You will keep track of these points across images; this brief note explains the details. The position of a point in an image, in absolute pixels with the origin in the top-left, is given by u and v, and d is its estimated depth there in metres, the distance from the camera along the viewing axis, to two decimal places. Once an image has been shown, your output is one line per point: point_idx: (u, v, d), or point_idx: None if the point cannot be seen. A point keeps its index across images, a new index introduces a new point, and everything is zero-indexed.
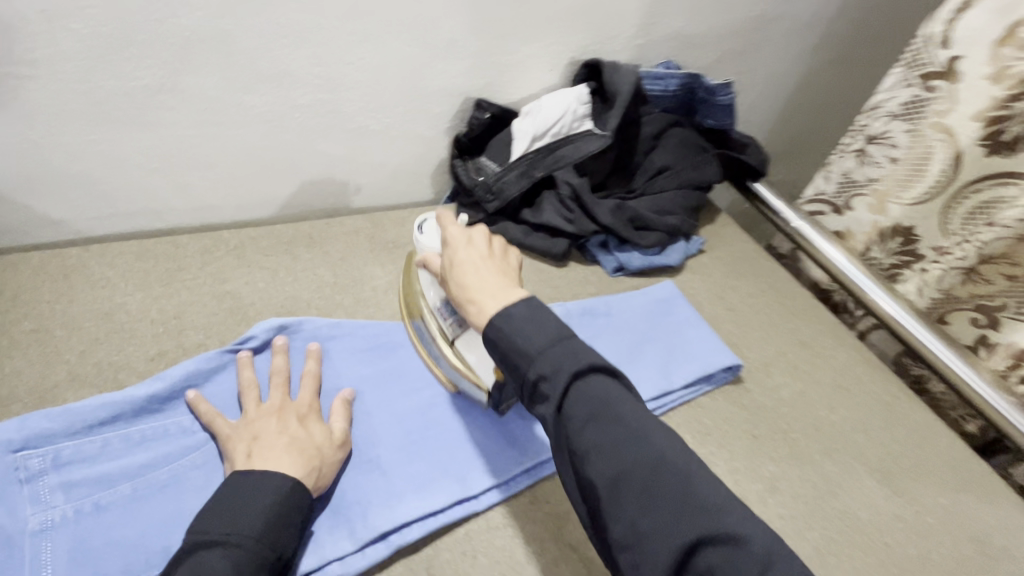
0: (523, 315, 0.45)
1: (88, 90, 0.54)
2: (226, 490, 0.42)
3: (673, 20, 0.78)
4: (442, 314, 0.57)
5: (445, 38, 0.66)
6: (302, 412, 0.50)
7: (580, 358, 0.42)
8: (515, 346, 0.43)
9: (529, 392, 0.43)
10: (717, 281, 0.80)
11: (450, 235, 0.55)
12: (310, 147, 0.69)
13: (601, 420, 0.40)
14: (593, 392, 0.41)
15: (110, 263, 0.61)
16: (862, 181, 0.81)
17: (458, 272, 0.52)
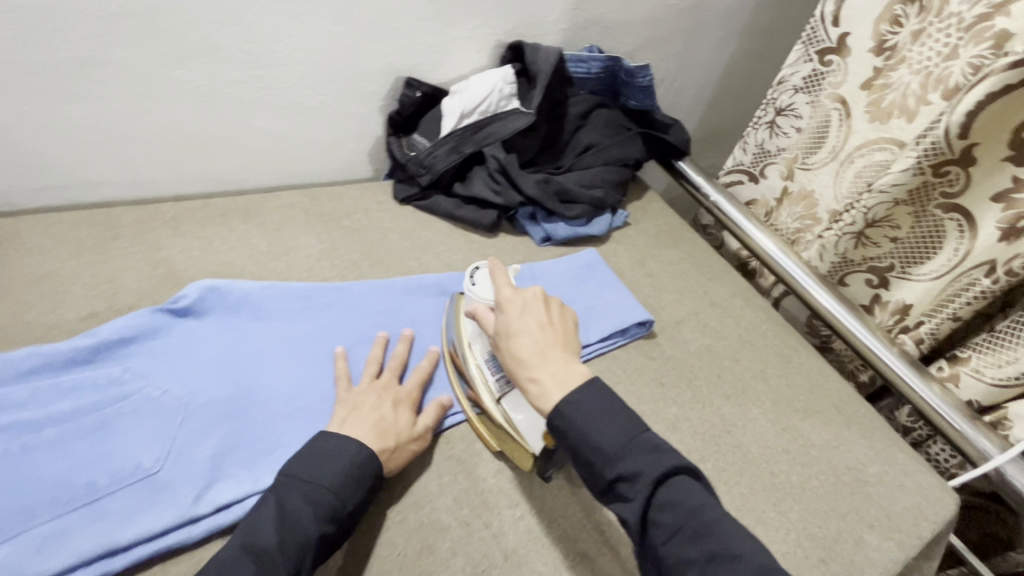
0: (593, 408, 0.48)
1: (16, 61, 0.56)
2: (321, 445, 0.49)
3: (596, 7, 0.84)
4: (490, 367, 0.58)
5: (373, 18, 0.69)
6: (409, 395, 0.56)
7: (660, 463, 0.45)
8: (591, 445, 0.47)
9: (607, 491, 0.46)
10: (639, 250, 0.86)
11: (505, 300, 0.57)
12: (245, 123, 0.71)
13: (687, 529, 0.43)
14: (675, 496, 0.44)
15: (44, 231, 0.63)
16: (773, 151, 0.88)
17: (515, 341, 0.54)
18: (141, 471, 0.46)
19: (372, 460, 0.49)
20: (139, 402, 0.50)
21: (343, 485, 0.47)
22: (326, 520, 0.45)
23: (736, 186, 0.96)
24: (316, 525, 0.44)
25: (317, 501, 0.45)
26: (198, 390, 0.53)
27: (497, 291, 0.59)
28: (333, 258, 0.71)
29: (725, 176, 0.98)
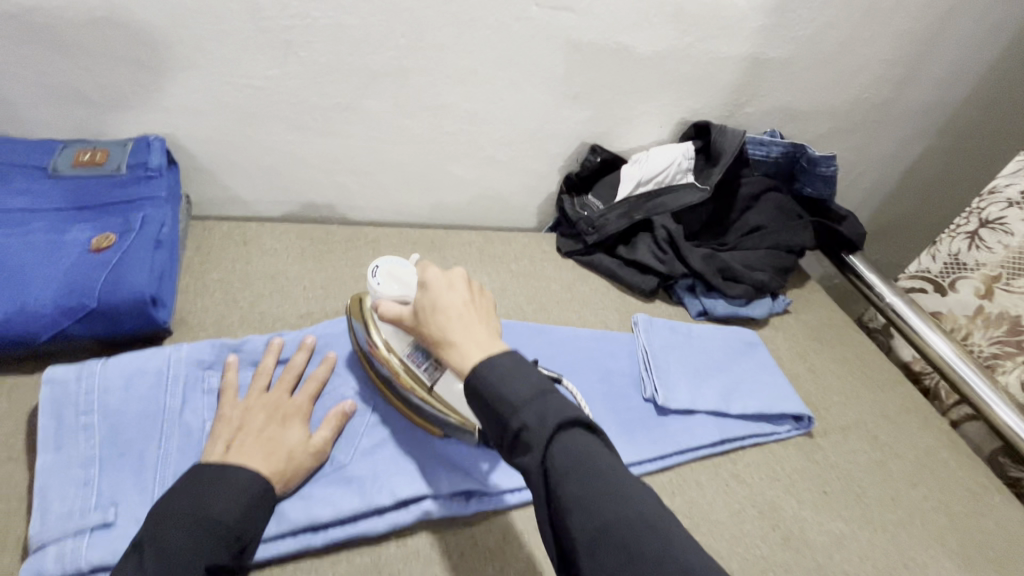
0: (514, 362, 0.44)
1: (297, 102, 0.68)
2: (198, 477, 0.44)
3: (785, 94, 0.84)
4: (412, 358, 0.54)
5: (574, 91, 0.76)
6: (300, 410, 0.53)
7: (564, 409, 0.41)
8: (496, 397, 0.42)
9: (510, 443, 0.41)
10: (800, 341, 0.82)
11: (426, 277, 0.51)
12: (446, 169, 0.80)
13: (583, 473, 0.38)
14: (574, 446, 0.39)
15: (278, 237, 0.75)
16: (970, 264, 0.81)
17: (440, 317, 0.49)
18: (337, 464, 0.53)
19: (264, 482, 0.46)
20: (337, 400, 0.57)
21: (244, 506, 0.44)
22: (223, 548, 0.41)
23: (920, 293, 0.88)
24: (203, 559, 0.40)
25: (198, 533, 0.41)
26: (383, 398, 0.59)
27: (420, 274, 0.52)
28: (499, 298, 0.77)
29: (905, 282, 0.90)
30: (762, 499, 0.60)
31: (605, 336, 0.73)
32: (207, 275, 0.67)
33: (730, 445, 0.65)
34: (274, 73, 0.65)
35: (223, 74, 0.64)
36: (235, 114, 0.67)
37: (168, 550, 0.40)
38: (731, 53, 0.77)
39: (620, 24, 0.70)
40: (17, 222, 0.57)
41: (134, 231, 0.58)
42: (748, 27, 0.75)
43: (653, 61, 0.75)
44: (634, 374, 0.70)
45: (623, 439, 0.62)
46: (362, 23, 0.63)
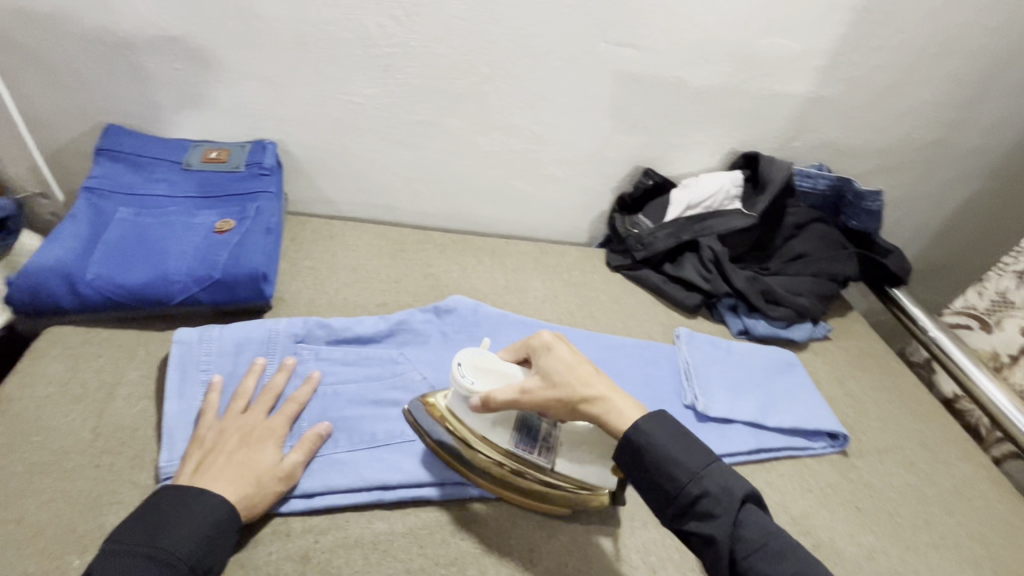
0: (677, 431, 0.49)
1: (387, 117, 0.78)
2: (162, 507, 0.45)
3: (834, 130, 0.89)
4: (521, 449, 0.54)
5: (633, 119, 0.83)
6: (278, 432, 0.53)
7: (740, 484, 0.46)
8: (671, 465, 0.47)
9: (684, 507, 0.46)
10: (840, 367, 0.84)
11: (543, 341, 0.54)
12: (510, 183, 0.88)
13: (768, 545, 0.44)
14: (755, 519, 0.45)
15: (359, 235, 0.84)
16: (1018, 304, 0.82)
17: (584, 376, 0.51)
18: (405, 435, 0.58)
19: (231, 510, 0.46)
20: (408, 379, 0.64)
21: (207, 536, 0.44)
22: None
23: (963, 329, 0.90)
24: None
25: (153, 567, 0.42)
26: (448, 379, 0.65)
27: (535, 336, 0.54)
28: (553, 303, 0.83)
29: (950, 316, 0.92)
30: (794, 506, 0.64)
31: (648, 345, 0.78)
32: (299, 263, 0.77)
33: (765, 456, 0.68)
34: (372, 92, 0.75)
35: (329, 91, 0.74)
36: (334, 125, 0.78)
37: None
38: (782, 90, 0.83)
39: (678, 60, 0.77)
40: (156, 206, 0.69)
41: (250, 218, 0.69)
42: (800, 67, 0.80)
43: (707, 95, 0.82)
44: (675, 381, 0.74)
45: None
46: (451, 52, 0.73)
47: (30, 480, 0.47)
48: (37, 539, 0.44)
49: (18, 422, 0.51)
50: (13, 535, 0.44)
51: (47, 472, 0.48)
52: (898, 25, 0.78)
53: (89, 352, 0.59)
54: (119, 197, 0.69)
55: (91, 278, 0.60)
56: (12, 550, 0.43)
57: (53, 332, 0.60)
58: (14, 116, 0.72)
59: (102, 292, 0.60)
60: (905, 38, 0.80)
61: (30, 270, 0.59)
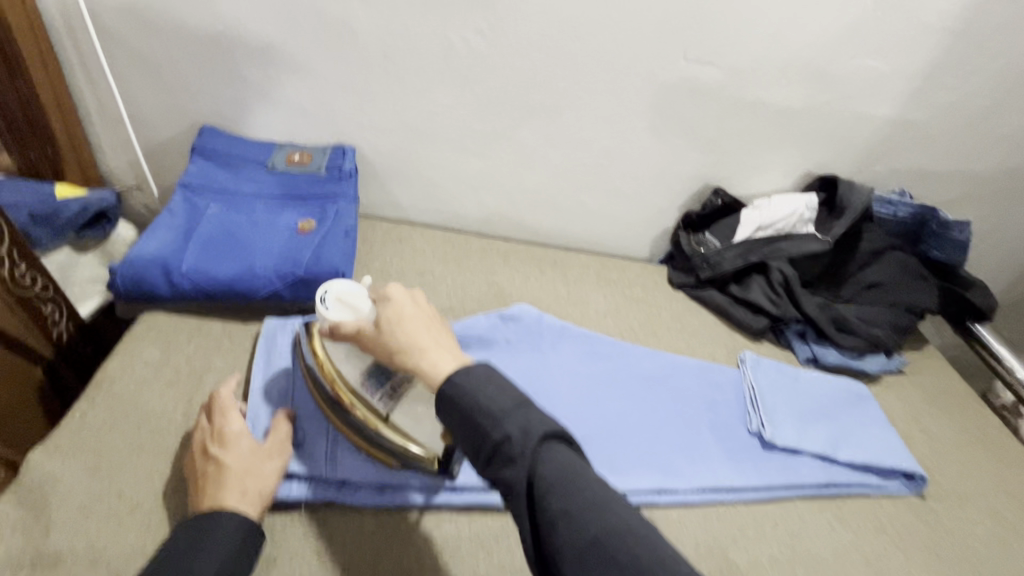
0: (489, 376, 0.44)
1: (462, 127, 0.79)
2: (180, 537, 0.43)
3: (918, 156, 0.85)
4: (366, 389, 0.52)
5: (705, 137, 0.82)
6: (233, 428, 0.51)
7: (544, 424, 0.41)
8: (477, 409, 0.42)
9: (489, 452, 0.41)
10: (916, 403, 0.80)
11: (388, 290, 0.51)
12: (575, 196, 0.88)
13: (568, 484, 0.38)
14: (559, 456, 0.40)
15: (426, 240, 0.86)
16: None
17: (408, 326, 0.49)
18: None
19: (244, 517, 0.45)
20: None
21: (234, 548, 0.44)
22: None
23: None
24: None
25: None
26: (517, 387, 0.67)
27: (388, 288, 0.51)
28: (613, 318, 0.83)
29: None
30: (867, 548, 0.61)
31: (711, 367, 0.76)
32: (370, 266, 0.80)
33: (835, 491, 0.65)
34: (449, 102, 0.77)
35: (408, 100, 0.77)
36: (411, 133, 0.80)
37: None
38: (865, 112, 0.80)
39: (759, 80, 0.76)
40: (245, 203, 0.73)
41: (330, 220, 0.72)
42: (887, 89, 0.77)
43: (786, 115, 0.80)
44: (740, 406, 0.72)
45: (729, 467, 0.65)
46: (530, 66, 0.74)
47: (130, 457, 0.50)
48: (136, 513, 0.47)
49: (120, 401, 0.55)
50: (117, 508, 0.47)
51: (144, 450, 0.51)
52: (998, 48, 0.74)
53: (180, 338, 0.62)
54: (210, 193, 0.73)
55: (185, 269, 0.63)
56: (115, 522, 0.46)
57: (148, 317, 0.64)
58: (120, 113, 0.78)
59: (194, 283, 0.63)
60: (1006, 63, 0.76)
61: (133, 259, 0.63)
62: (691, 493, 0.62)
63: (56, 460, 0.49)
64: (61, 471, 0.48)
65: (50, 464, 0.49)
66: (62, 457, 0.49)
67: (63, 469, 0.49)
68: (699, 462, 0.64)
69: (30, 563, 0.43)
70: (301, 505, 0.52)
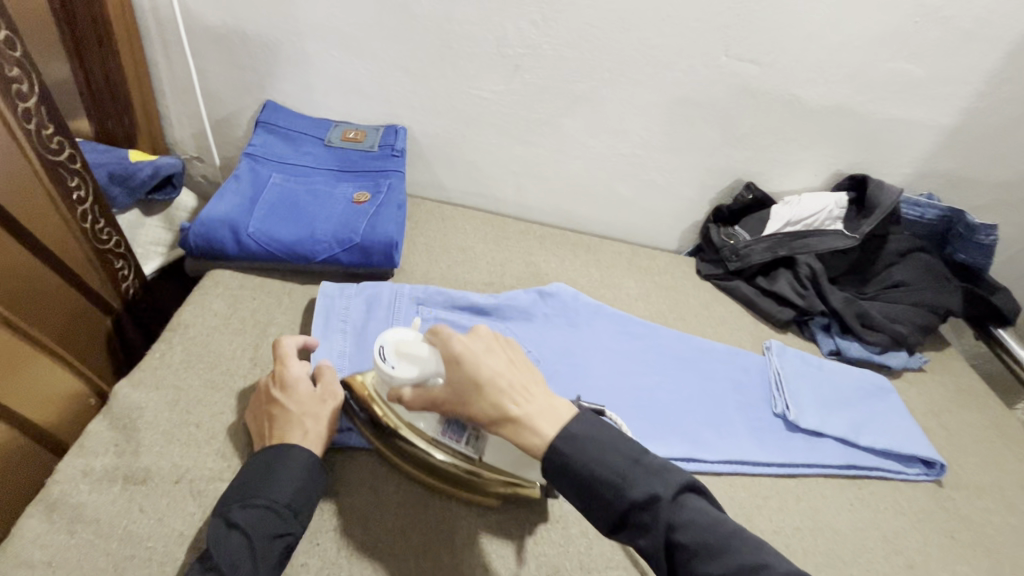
0: (597, 434, 0.45)
1: (509, 113, 0.83)
2: (253, 468, 0.47)
3: (948, 160, 0.87)
4: (448, 437, 0.52)
5: (742, 132, 0.85)
6: (293, 373, 0.53)
7: (667, 482, 0.43)
8: (598, 477, 0.44)
9: (622, 521, 0.44)
10: (935, 399, 0.82)
11: (461, 347, 0.47)
12: (612, 186, 0.91)
13: (706, 544, 0.41)
14: (691, 514, 0.42)
15: (467, 220, 0.91)
16: None
17: (492, 395, 0.46)
18: None
19: (308, 452, 0.48)
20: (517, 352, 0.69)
21: (301, 478, 0.47)
22: (286, 521, 0.45)
23: None
24: (261, 535, 0.43)
25: (262, 511, 0.44)
26: (552, 357, 0.71)
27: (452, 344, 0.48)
28: (644, 302, 0.86)
29: None
30: (886, 526, 0.64)
31: (737, 352, 0.79)
32: (416, 241, 0.85)
33: (855, 473, 0.68)
34: (499, 88, 0.81)
35: (461, 85, 0.81)
36: (460, 117, 0.84)
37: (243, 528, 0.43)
38: (899, 116, 0.83)
39: (796, 79, 0.79)
40: (303, 174, 0.78)
41: (383, 193, 0.76)
42: (922, 94, 0.80)
43: (821, 114, 0.83)
44: (764, 390, 0.75)
45: (755, 444, 0.68)
46: (579, 57, 0.77)
47: (205, 394, 0.55)
48: (214, 441, 0.52)
49: (194, 345, 0.59)
50: (195, 436, 0.52)
51: (217, 388, 0.56)
52: None
53: (245, 294, 0.67)
54: (272, 163, 0.77)
55: (252, 231, 0.68)
56: (196, 447, 0.51)
57: (215, 273, 0.69)
58: (189, 87, 0.83)
59: (259, 244, 0.68)
60: None
61: (204, 218, 0.68)
62: (719, 463, 0.65)
63: (141, 392, 0.54)
64: (145, 402, 0.53)
65: (135, 396, 0.53)
66: (145, 389, 0.54)
67: (146, 400, 0.53)
68: (725, 435, 0.68)
69: (122, 477, 0.48)
70: (361, 448, 0.56)
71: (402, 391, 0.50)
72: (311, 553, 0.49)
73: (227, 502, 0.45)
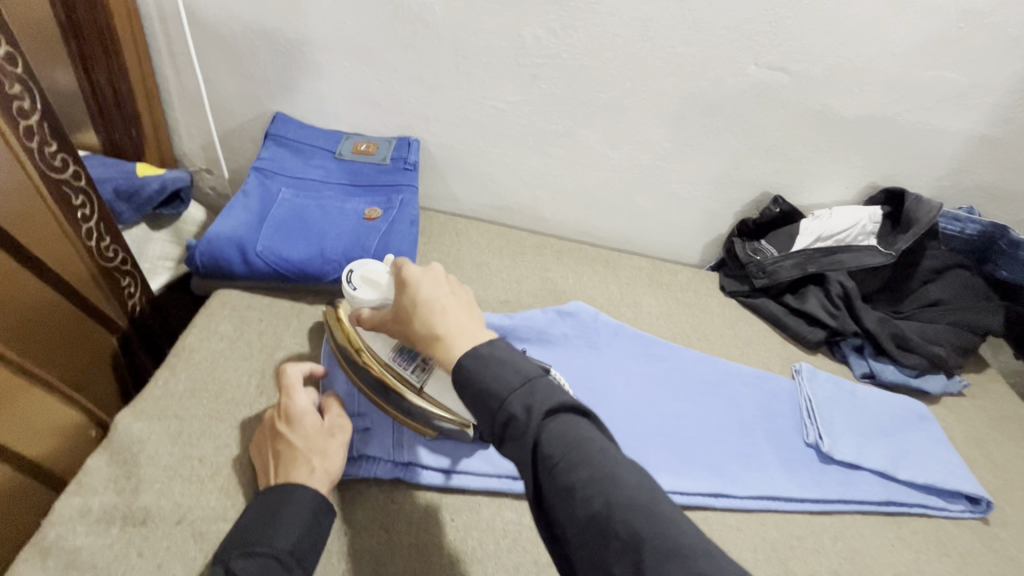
0: (499, 351, 0.42)
1: (526, 124, 0.80)
2: (257, 510, 0.44)
3: (991, 173, 0.83)
4: (399, 363, 0.54)
5: (770, 143, 0.81)
6: (299, 407, 0.51)
7: (552, 397, 0.39)
8: (487, 387, 0.40)
9: (500, 432, 0.39)
10: (977, 426, 0.78)
11: (409, 276, 0.47)
12: (631, 199, 0.88)
13: (573, 457, 0.36)
14: (566, 428, 0.37)
15: (481, 234, 0.88)
16: None
17: (421, 313, 0.45)
18: None
19: (316, 491, 0.46)
20: None
21: (308, 520, 0.44)
22: (289, 570, 0.42)
23: None
24: None
25: (264, 559, 0.41)
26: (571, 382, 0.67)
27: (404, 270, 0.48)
28: (665, 321, 0.82)
29: None
30: (930, 569, 0.60)
31: (766, 376, 0.75)
32: (429, 257, 0.82)
33: (895, 510, 0.64)
34: (515, 98, 0.78)
35: (475, 95, 0.78)
36: (474, 128, 0.81)
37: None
38: (938, 126, 0.78)
39: (830, 88, 0.75)
40: (314, 189, 0.75)
41: (395, 209, 0.73)
42: (963, 103, 0.76)
43: (855, 125, 0.78)
44: (795, 418, 0.71)
45: (787, 477, 0.64)
46: (599, 66, 0.74)
47: (209, 425, 0.53)
48: (217, 478, 0.49)
49: (198, 372, 0.57)
50: (198, 472, 0.49)
51: (222, 418, 0.53)
52: None
53: (252, 316, 0.64)
54: (282, 177, 0.75)
55: (259, 249, 0.66)
56: (199, 484, 0.48)
57: (222, 293, 0.66)
58: (198, 98, 0.81)
59: (267, 263, 0.66)
60: None
61: (211, 236, 0.65)
62: (749, 499, 0.61)
63: (143, 423, 0.52)
64: (147, 434, 0.51)
65: (137, 427, 0.51)
66: (147, 420, 0.52)
67: (148, 432, 0.51)
68: (754, 468, 0.64)
69: (120, 518, 0.45)
70: (372, 484, 0.53)
71: (361, 312, 0.54)
72: None
73: (228, 549, 0.42)
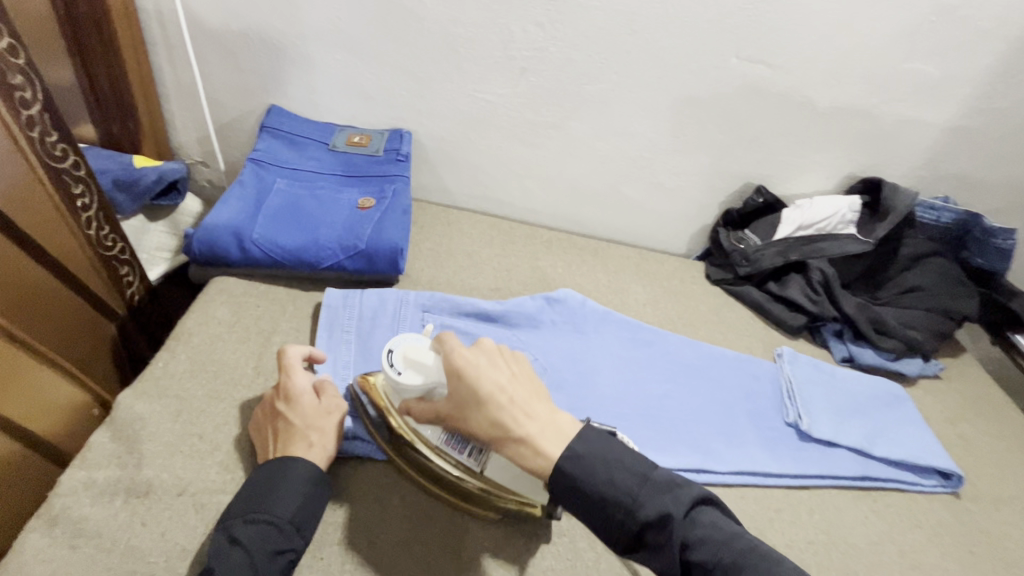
0: (598, 450, 0.44)
1: (515, 117, 0.83)
2: (257, 482, 0.46)
3: (965, 162, 0.85)
4: (452, 447, 0.51)
5: (752, 134, 0.83)
6: (298, 386, 0.52)
7: (679, 496, 0.42)
8: (610, 498, 0.42)
9: (634, 539, 0.42)
10: (952, 407, 0.81)
11: (463, 361, 0.46)
12: (620, 190, 0.90)
13: (724, 559, 0.40)
14: (703, 529, 0.41)
15: (472, 224, 0.90)
16: None
17: (494, 411, 0.45)
18: None
19: (313, 465, 0.48)
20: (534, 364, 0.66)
21: (305, 492, 0.46)
22: (289, 536, 0.44)
23: None
24: (265, 552, 0.42)
25: (265, 527, 0.43)
26: (556, 364, 0.69)
27: (456, 358, 0.46)
28: (652, 308, 0.85)
29: None
30: (902, 540, 0.62)
31: (748, 359, 0.77)
32: (421, 246, 0.84)
33: (869, 485, 0.66)
34: (505, 91, 0.80)
35: (467, 88, 0.80)
36: (465, 121, 0.83)
37: (245, 545, 0.42)
38: (913, 116, 0.81)
39: (809, 80, 0.78)
40: (307, 180, 0.77)
41: (388, 198, 0.75)
42: (937, 95, 0.78)
43: (834, 116, 0.81)
44: (776, 399, 0.73)
45: (767, 454, 0.66)
46: (585, 59, 0.76)
47: (209, 404, 0.54)
48: (216, 453, 0.51)
49: (197, 355, 0.59)
50: (198, 448, 0.51)
51: (221, 398, 0.55)
52: None
53: (248, 302, 0.66)
54: (276, 168, 0.77)
55: (256, 237, 0.67)
56: (199, 460, 0.50)
57: (219, 280, 0.68)
58: (194, 91, 0.83)
59: (263, 251, 0.67)
60: None
61: (208, 225, 0.67)
62: (729, 474, 0.64)
63: (143, 403, 0.53)
64: (148, 412, 0.53)
65: (138, 406, 0.53)
66: (148, 401, 0.54)
67: (149, 411, 0.53)
68: (735, 445, 0.66)
69: (124, 490, 0.47)
70: (365, 460, 0.55)
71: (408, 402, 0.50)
72: (315, 568, 0.48)
73: (230, 517, 0.44)
